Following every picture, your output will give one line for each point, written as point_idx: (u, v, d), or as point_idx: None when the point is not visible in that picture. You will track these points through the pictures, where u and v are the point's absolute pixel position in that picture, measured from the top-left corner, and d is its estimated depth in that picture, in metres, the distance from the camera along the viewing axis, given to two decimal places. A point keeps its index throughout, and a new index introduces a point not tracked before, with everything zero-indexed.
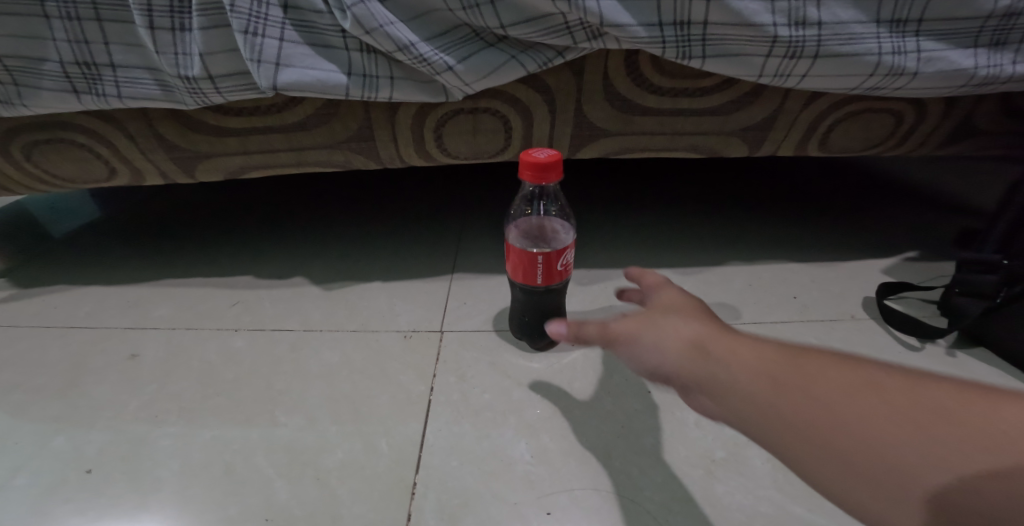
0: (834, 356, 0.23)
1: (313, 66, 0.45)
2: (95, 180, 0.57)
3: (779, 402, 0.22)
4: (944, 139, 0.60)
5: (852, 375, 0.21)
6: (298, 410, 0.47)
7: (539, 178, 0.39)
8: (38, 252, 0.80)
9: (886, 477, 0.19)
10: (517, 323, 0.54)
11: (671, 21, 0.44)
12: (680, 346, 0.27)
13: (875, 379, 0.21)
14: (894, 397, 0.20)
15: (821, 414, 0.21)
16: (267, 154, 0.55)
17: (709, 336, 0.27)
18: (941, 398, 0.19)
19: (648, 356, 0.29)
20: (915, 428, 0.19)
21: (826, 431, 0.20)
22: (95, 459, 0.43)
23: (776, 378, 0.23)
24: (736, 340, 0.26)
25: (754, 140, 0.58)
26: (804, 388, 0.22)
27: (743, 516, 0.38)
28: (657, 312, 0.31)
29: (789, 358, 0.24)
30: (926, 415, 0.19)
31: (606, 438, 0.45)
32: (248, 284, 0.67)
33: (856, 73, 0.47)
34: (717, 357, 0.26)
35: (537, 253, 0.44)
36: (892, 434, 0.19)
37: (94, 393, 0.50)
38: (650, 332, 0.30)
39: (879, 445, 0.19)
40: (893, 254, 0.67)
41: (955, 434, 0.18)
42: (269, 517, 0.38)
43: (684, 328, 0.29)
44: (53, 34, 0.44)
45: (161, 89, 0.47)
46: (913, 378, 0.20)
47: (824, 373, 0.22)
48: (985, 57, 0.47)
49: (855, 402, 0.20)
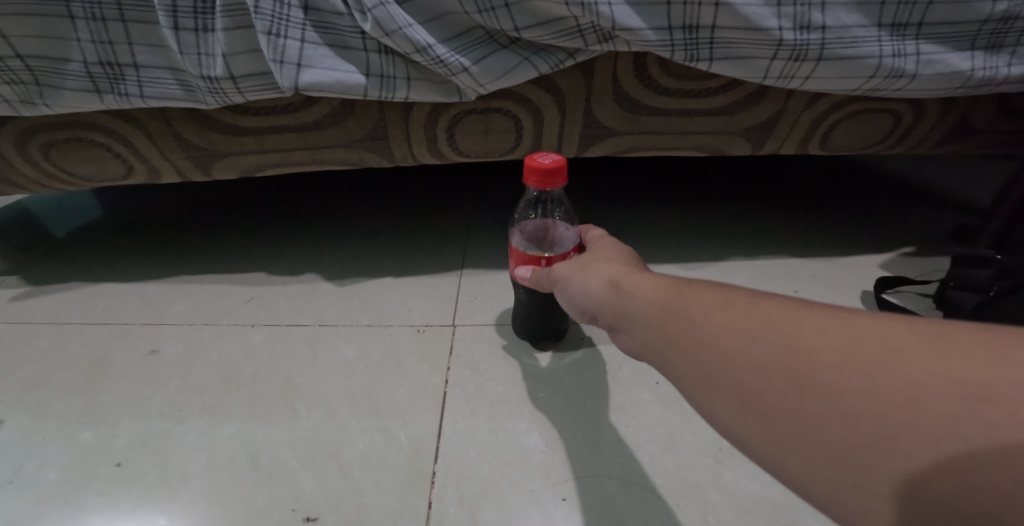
0: (705, 285, 0.27)
1: (333, 67, 0.46)
2: (113, 178, 0.58)
3: (661, 322, 0.27)
4: (940, 138, 0.62)
5: (709, 298, 0.26)
6: (318, 404, 0.49)
7: (545, 185, 0.40)
8: (49, 249, 0.81)
9: (708, 373, 0.23)
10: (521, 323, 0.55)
11: (680, 24, 0.46)
12: (598, 282, 0.33)
13: (723, 300, 0.25)
14: (730, 313, 0.24)
15: (686, 329, 0.25)
16: (282, 152, 0.56)
17: (623, 274, 0.32)
18: (765, 313, 0.23)
19: (577, 294, 0.35)
20: (737, 337, 0.23)
21: (687, 344, 0.25)
22: (125, 453, 0.45)
23: (658, 303, 0.28)
24: (643, 277, 0.31)
25: (757, 139, 0.60)
26: (680, 308, 0.26)
27: (749, 501, 0.40)
28: (592, 256, 0.37)
29: (679, 286, 0.28)
30: (750, 325, 0.23)
31: (617, 428, 0.46)
32: (261, 280, 0.69)
33: (857, 75, 0.49)
34: (626, 290, 0.31)
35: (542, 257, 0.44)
36: (732, 342, 0.23)
37: (117, 389, 0.52)
38: (580, 273, 0.35)
39: (713, 350, 0.24)
40: (890, 249, 0.69)
41: (765, 339, 0.22)
42: (296, 507, 0.40)
43: (608, 269, 0.34)
44: (77, 34, 0.45)
45: (183, 89, 0.48)
46: (755, 298, 0.25)
47: (691, 298, 0.27)
48: (982, 59, 0.49)
49: (702, 316, 0.25)
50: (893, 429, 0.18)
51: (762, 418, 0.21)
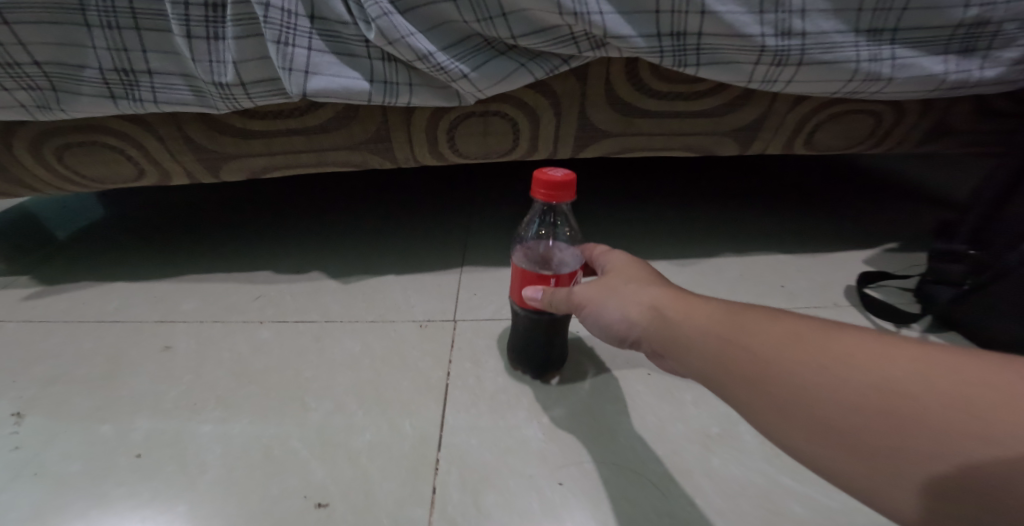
0: (767, 314, 0.28)
1: (339, 73, 0.48)
2: (125, 180, 0.61)
3: (726, 355, 0.28)
4: (920, 139, 0.65)
5: (778, 331, 0.27)
6: (326, 396, 0.51)
7: (552, 200, 0.41)
8: (59, 250, 0.84)
9: (787, 408, 0.25)
10: (520, 353, 0.53)
11: (668, 32, 0.48)
12: (638, 308, 0.34)
13: (795, 334, 0.26)
14: (807, 349, 0.25)
15: (759, 363, 0.26)
16: (289, 154, 0.58)
17: (664, 300, 0.33)
18: (848, 351, 0.24)
19: (611, 319, 0.36)
20: (819, 374, 0.24)
21: (762, 379, 0.26)
22: (143, 445, 0.47)
23: (716, 333, 0.29)
24: (687, 303, 0.32)
25: (744, 140, 0.62)
26: (744, 341, 0.27)
27: (735, 485, 0.43)
28: (622, 279, 0.37)
29: (732, 315, 0.29)
30: (832, 363, 0.24)
31: (611, 417, 0.49)
32: (268, 278, 0.71)
33: (837, 78, 0.52)
34: (671, 319, 0.32)
35: (549, 276, 0.43)
36: (815, 379, 0.24)
37: (134, 383, 0.54)
38: (614, 297, 0.36)
39: (793, 387, 0.25)
40: (873, 245, 0.72)
41: (851, 379, 0.23)
42: (307, 494, 0.42)
43: (644, 294, 0.35)
44: (93, 42, 0.47)
45: (194, 95, 0.50)
46: (831, 332, 0.25)
47: (757, 330, 0.28)
48: (955, 63, 0.51)
49: (775, 351, 0.26)
50: (1009, 472, 0.19)
51: (848, 455, 0.22)
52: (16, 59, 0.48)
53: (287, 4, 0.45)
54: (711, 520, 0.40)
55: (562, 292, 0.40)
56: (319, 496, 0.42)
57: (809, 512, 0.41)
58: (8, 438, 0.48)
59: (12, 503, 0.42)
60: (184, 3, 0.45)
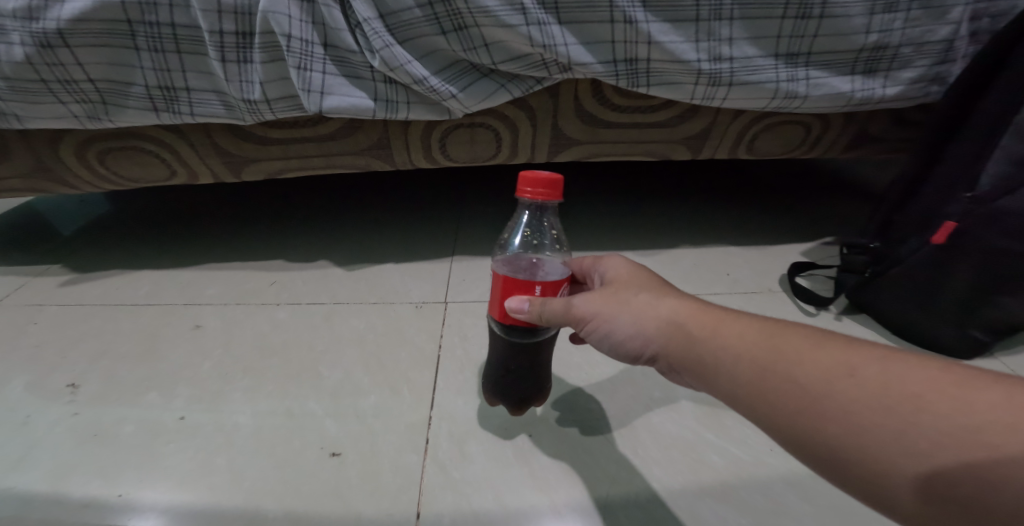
0: (813, 339, 0.31)
1: (349, 93, 0.58)
2: (157, 179, 0.70)
3: (770, 379, 0.31)
4: (846, 145, 0.76)
5: (835, 364, 0.30)
6: (338, 366, 0.61)
7: (543, 200, 0.40)
8: (86, 243, 0.92)
9: (854, 445, 0.27)
10: (495, 389, 0.54)
11: (622, 58, 0.58)
12: (656, 323, 0.36)
13: (859, 372, 0.29)
14: (873, 388, 0.28)
15: (809, 390, 0.29)
16: (303, 158, 0.68)
17: (685, 316, 0.35)
18: (919, 393, 0.27)
19: (626, 334, 0.37)
20: (893, 416, 0.27)
21: (810, 405, 0.29)
22: (185, 409, 0.56)
23: (755, 359, 0.32)
24: (712, 319, 0.34)
25: (695, 147, 0.73)
26: (788, 367, 0.30)
27: (670, 438, 0.53)
28: (639, 290, 0.38)
29: (766, 339, 0.32)
30: (904, 407, 0.27)
31: (574, 384, 0.60)
32: (281, 266, 0.81)
33: (762, 96, 0.62)
34: (695, 336, 0.34)
35: (535, 281, 0.40)
36: (870, 411, 0.27)
37: (171, 357, 0.63)
38: (627, 311, 0.37)
39: (843, 414, 0.28)
40: (810, 238, 0.82)
41: (910, 416, 0.27)
42: (325, 444, 0.52)
43: (660, 308, 0.36)
44: (140, 63, 0.56)
45: (225, 108, 0.60)
46: (891, 370, 0.28)
47: (805, 356, 0.30)
48: (860, 82, 0.62)
49: (834, 385, 0.29)
50: None
51: (876, 477, 0.27)
52: (72, 76, 0.56)
53: (305, 35, 0.55)
54: (648, 466, 0.50)
55: (562, 305, 0.39)
56: (334, 446, 0.52)
57: (725, 459, 0.51)
58: (68, 402, 0.57)
59: (81, 451, 0.52)
60: (218, 33, 0.54)
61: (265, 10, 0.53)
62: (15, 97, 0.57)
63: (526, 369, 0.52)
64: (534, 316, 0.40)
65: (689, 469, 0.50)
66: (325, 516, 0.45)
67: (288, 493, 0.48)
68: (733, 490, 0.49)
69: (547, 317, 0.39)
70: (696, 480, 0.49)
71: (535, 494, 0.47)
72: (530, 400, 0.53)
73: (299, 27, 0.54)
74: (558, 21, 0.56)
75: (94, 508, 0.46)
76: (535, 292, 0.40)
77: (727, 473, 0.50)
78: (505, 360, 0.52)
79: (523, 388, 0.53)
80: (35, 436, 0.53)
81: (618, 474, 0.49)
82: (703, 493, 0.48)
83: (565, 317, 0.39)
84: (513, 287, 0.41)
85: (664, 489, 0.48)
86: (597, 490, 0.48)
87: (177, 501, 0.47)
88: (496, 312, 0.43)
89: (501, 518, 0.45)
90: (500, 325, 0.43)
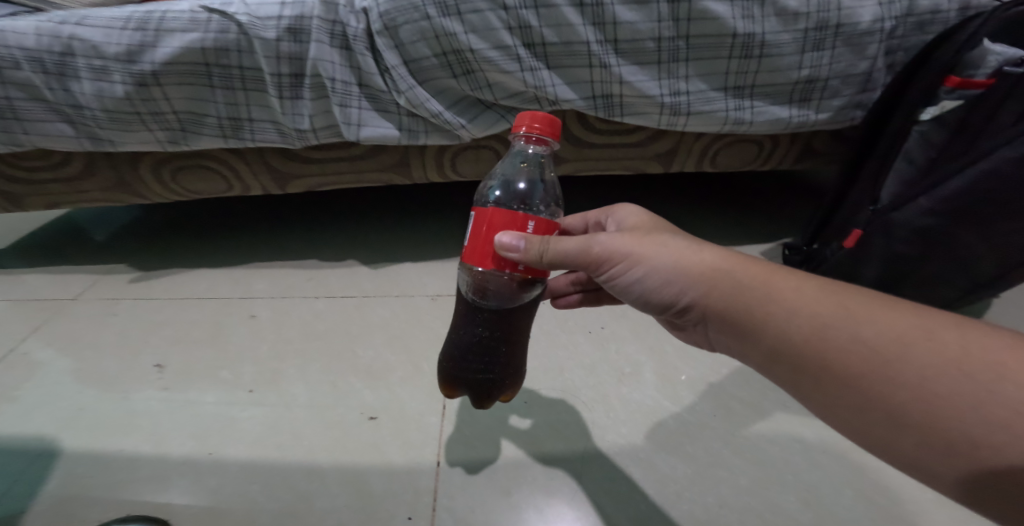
0: (890, 309, 0.37)
1: (379, 126, 0.73)
2: (216, 192, 0.83)
3: (838, 338, 0.37)
4: (795, 158, 0.89)
5: (912, 329, 0.36)
6: (370, 345, 0.75)
7: (539, 136, 0.46)
8: (145, 247, 1.06)
9: (923, 405, 0.34)
10: (460, 371, 0.55)
11: (599, 95, 0.74)
12: (697, 265, 0.44)
13: (935, 339, 0.35)
14: (949, 355, 0.34)
15: (881, 353, 0.36)
16: (337, 174, 0.82)
17: (730, 264, 0.43)
18: (999, 361, 0.33)
19: (669, 276, 0.44)
20: (972, 383, 0.33)
21: (882, 368, 0.35)
22: (253, 383, 0.68)
23: (820, 315, 0.38)
24: (764, 273, 0.42)
25: (664, 163, 0.87)
26: (859, 329, 0.37)
27: (636, 404, 0.65)
28: (668, 236, 0.47)
29: (836, 302, 0.39)
30: (983, 374, 0.33)
31: (560, 360, 0.72)
32: (316, 266, 0.95)
33: (714, 123, 0.78)
34: (740, 281, 0.42)
35: (528, 218, 0.45)
36: (944, 379, 0.34)
37: (234, 339, 0.76)
38: (670, 255, 0.45)
39: (914, 378, 0.34)
40: (768, 239, 0.95)
41: (988, 386, 0.32)
42: (363, 407, 0.65)
43: (703, 255, 0.44)
44: (215, 99, 0.70)
45: (279, 135, 0.74)
46: (968, 340, 0.35)
47: (881, 322, 0.37)
48: (797, 109, 0.78)
49: (910, 348, 0.35)
50: None
51: (941, 435, 0.33)
52: (160, 109, 0.70)
53: (345, 78, 0.69)
54: (618, 425, 0.62)
55: (577, 245, 0.46)
56: (370, 411, 0.64)
57: (677, 422, 0.63)
58: (157, 378, 0.69)
59: (171, 413, 0.64)
60: (278, 75, 0.68)
61: (315, 59, 0.67)
62: (114, 126, 0.71)
63: (499, 345, 0.54)
64: (531, 255, 0.44)
65: (649, 428, 0.62)
66: (365, 464, 0.58)
67: (336, 449, 0.60)
68: (683, 445, 0.60)
69: (551, 255, 0.44)
70: (655, 437, 0.61)
71: (527, 446, 0.60)
72: (498, 387, 0.54)
73: (341, 71, 0.69)
74: (547, 66, 0.71)
75: (191, 463, 0.58)
76: (525, 232, 0.45)
77: (678, 431, 0.62)
78: (482, 331, 0.54)
79: (495, 367, 0.54)
80: (134, 405, 0.65)
81: (592, 430, 0.62)
82: (660, 448, 0.60)
83: (577, 255, 0.46)
84: (505, 226, 0.44)
85: (627, 444, 0.60)
86: (574, 444, 0.60)
87: (253, 456, 0.59)
88: (478, 254, 0.46)
89: (502, 466, 0.58)
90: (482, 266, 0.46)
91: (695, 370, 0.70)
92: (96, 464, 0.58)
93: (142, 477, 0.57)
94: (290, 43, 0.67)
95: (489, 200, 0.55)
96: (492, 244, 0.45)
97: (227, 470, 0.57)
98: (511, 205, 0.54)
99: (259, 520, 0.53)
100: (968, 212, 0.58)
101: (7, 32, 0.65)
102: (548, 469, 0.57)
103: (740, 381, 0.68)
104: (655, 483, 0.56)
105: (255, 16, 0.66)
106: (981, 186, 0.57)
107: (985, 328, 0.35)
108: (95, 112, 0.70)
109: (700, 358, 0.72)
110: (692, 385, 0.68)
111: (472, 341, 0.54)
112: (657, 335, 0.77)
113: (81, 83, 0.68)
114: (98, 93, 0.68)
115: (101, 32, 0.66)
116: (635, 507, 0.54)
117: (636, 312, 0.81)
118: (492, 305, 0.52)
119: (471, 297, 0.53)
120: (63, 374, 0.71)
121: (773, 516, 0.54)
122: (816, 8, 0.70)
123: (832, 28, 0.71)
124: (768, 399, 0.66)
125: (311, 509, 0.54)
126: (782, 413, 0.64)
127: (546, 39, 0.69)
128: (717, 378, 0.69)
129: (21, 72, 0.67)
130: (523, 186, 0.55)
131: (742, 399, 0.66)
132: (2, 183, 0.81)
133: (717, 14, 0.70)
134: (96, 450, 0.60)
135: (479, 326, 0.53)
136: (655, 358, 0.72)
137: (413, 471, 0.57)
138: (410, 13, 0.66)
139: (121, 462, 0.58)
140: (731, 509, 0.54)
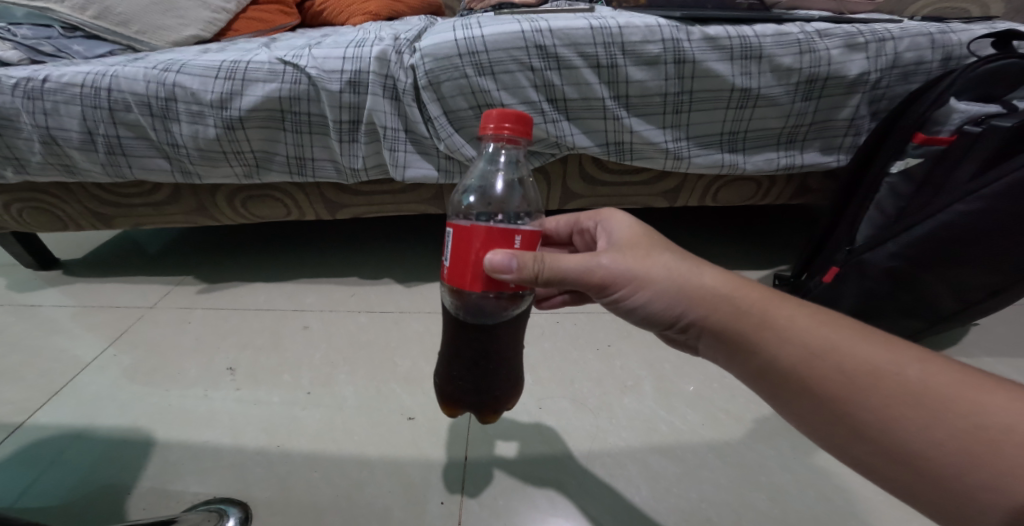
0: (869, 344, 0.46)
1: (422, 167, 0.85)
2: (276, 217, 0.96)
3: (823, 369, 0.46)
4: (790, 195, 0.99)
5: (885, 364, 0.44)
6: (408, 355, 0.86)
7: (509, 136, 0.50)
8: (205, 260, 1.20)
9: (880, 427, 0.43)
10: (457, 394, 0.62)
11: (611, 142, 0.85)
12: (689, 291, 0.51)
13: (902, 374, 0.43)
14: (911, 388, 0.43)
15: (855, 383, 0.44)
16: (381, 204, 0.95)
17: (731, 292, 0.51)
18: (950, 395, 0.42)
19: (668, 300, 0.52)
20: (923, 412, 0.42)
21: (854, 396, 0.44)
22: (310, 386, 0.80)
23: (811, 347, 0.47)
24: (766, 306, 0.50)
25: (669, 198, 0.98)
26: (840, 362, 0.45)
27: (637, 412, 0.75)
28: (658, 253, 0.54)
29: (825, 336, 0.47)
30: (934, 405, 0.42)
31: (571, 372, 0.83)
32: (358, 282, 1.07)
33: (712, 167, 0.88)
34: (742, 310, 0.50)
35: (515, 232, 0.49)
36: (902, 408, 0.42)
37: (292, 347, 0.88)
38: (668, 279, 0.52)
39: (880, 406, 0.43)
40: (763, 266, 1.05)
41: (935, 415, 0.41)
42: (402, 408, 0.76)
43: (703, 281, 0.52)
44: (286, 141, 0.84)
45: (337, 172, 0.87)
46: (928, 376, 0.43)
47: (859, 357, 0.45)
48: (788, 153, 0.88)
49: (879, 381, 0.44)
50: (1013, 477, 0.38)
51: (890, 450, 0.43)
52: (241, 149, 0.83)
53: (394, 126, 0.82)
54: (619, 430, 0.72)
55: (581, 266, 0.52)
56: (409, 413, 0.75)
57: (671, 429, 0.73)
58: (230, 379, 0.82)
59: (244, 411, 0.76)
60: (339, 121, 0.81)
61: (370, 110, 0.79)
62: (202, 161, 0.84)
63: (496, 365, 0.61)
64: (525, 273, 0.49)
65: (646, 432, 0.72)
66: (405, 458, 0.69)
67: (381, 444, 0.71)
68: (673, 448, 0.70)
69: (546, 273, 0.50)
70: (650, 441, 0.71)
71: (540, 445, 0.70)
72: (503, 402, 0.62)
73: (391, 120, 0.81)
74: (568, 118, 0.82)
75: (263, 453, 0.70)
76: (513, 248, 0.49)
77: (671, 437, 0.72)
78: (476, 353, 0.61)
79: (497, 385, 0.62)
80: (212, 403, 0.78)
81: (596, 434, 0.72)
82: (654, 450, 0.70)
83: (579, 275, 0.52)
84: (491, 245, 0.49)
85: (626, 446, 0.70)
86: (580, 445, 0.70)
87: (312, 449, 0.70)
88: (469, 270, 0.50)
89: (519, 461, 0.69)
90: (466, 285, 0.51)
91: (692, 386, 0.80)
92: (185, 453, 0.70)
93: (223, 464, 0.69)
94: (350, 94, 0.79)
95: (463, 208, 0.61)
96: (481, 263, 0.50)
97: (292, 459, 0.69)
98: (486, 211, 0.60)
99: (320, 502, 0.64)
100: (925, 256, 0.68)
101: (121, 79, 0.78)
102: (557, 465, 0.68)
103: (728, 396, 0.78)
104: (649, 479, 0.66)
105: (322, 69, 0.78)
106: (938, 234, 0.66)
107: (940, 362, 0.44)
108: (189, 150, 0.83)
109: (694, 374, 0.82)
110: (686, 399, 0.78)
111: (470, 363, 0.61)
112: (658, 353, 0.87)
113: (180, 125, 0.81)
114: (193, 134, 0.81)
115: (199, 82, 0.78)
116: (630, 499, 0.64)
117: (641, 332, 0.91)
118: (486, 324, 0.57)
119: (462, 319, 0.58)
120: (151, 374, 0.84)
121: (746, 512, 0.63)
122: (809, 64, 0.80)
123: (822, 81, 0.81)
124: (753, 413, 0.76)
125: (361, 493, 0.65)
126: (764, 425, 0.74)
127: (567, 96, 0.80)
128: (708, 392, 0.79)
129: (131, 114, 0.80)
130: (498, 191, 0.60)
131: (729, 411, 0.76)
132: (97, 205, 0.95)
133: (718, 73, 0.80)
134: (185, 441, 0.72)
135: (475, 350, 0.60)
136: (655, 373, 0.82)
137: (444, 465, 0.68)
138: (451, 72, 0.78)
139: (206, 451, 0.70)
140: (712, 504, 0.64)
